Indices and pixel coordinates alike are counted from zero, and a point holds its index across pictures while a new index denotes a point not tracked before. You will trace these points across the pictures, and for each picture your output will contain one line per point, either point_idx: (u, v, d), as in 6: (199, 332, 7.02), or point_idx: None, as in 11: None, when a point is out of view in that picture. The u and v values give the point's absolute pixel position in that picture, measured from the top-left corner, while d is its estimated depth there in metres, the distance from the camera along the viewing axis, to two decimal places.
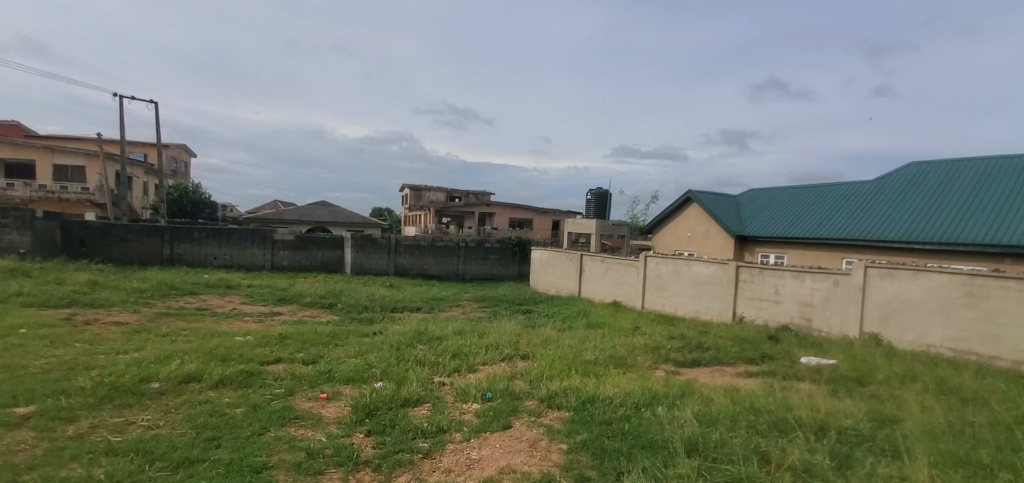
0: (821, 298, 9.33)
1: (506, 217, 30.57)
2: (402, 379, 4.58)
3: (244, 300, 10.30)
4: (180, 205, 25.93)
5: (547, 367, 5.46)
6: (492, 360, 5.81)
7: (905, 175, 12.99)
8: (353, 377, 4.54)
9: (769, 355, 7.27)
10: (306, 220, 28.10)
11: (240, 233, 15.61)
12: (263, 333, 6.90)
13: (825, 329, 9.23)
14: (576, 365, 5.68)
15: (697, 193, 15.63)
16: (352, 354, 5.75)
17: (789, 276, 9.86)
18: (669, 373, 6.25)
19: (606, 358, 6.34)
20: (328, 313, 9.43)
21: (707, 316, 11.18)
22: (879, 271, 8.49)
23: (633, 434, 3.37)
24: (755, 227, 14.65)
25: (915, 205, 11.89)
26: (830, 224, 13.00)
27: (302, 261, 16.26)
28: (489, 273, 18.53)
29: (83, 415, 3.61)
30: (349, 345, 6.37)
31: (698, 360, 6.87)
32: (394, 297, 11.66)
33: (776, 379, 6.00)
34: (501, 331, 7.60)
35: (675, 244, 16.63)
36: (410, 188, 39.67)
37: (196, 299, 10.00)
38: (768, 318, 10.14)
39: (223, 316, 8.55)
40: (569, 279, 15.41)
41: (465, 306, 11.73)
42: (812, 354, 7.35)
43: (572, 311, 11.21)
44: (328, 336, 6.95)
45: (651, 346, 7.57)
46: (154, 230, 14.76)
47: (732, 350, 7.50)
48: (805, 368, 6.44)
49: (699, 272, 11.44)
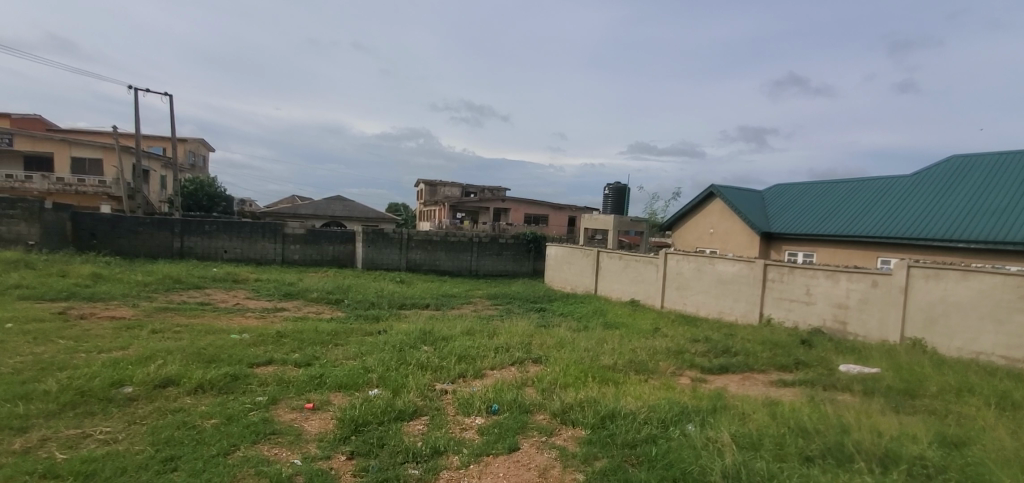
0: (857, 300, 8.68)
1: (521, 213, 30.05)
2: (400, 386, 4.13)
3: (248, 294, 9.98)
4: (195, 199, 25.92)
5: (560, 373, 4.97)
6: (501, 364, 5.34)
7: (946, 170, 12.22)
8: (346, 383, 4.10)
9: (804, 361, 6.68)
10: (321, 214, 27.94)
11: (251, 227, 15.36)
12: (260, 331, 6.51)
13: (861, 333, 8.60)
14: (593, 371, 5.18)
15: (721, 188, 14.96)
16: (351, 356, 5.31)
17: (822, 275, 9.21)
18: (695, 381, 5.72)
19: (625, 363, 5.83)
20: (333, 310, 9.04)
21: (731, 317, 10.59)
22: (924, 272, 7.82)
23: (660, 462, 2.87)
24: (782, 224, 13.96)
25: (959, 202, 11.12)
26: (866, 220, 12.25)
27: (313, 255, 15.97)
28: (503, 269, 18.07)
29: (39, 424, 3.25)
30: (349, 345, 5.95)
31: (725, 367, 6.32)
32: (402, 294, 11.25)
33: (815, 390, 5.43)
34: (512, 331, 7.14)
35: (696, 241, 15.98)
36: (425, 184, 39.38)
37: (199, 293, 9.69)
38: (798, 321, 9.51)
39: (224, 312, 8.22)
40: (585, 276, 14.88)
41: (477, 304, 11.26)
42: (851, 361, 6.75)
43: (588, 311, 10.67)
44: (328, 334, 6.55)
45: (674, 350, 7.02)
46: (164, 223, 14.58)
47: (763, 356, 6.91)
48: (847, 378, 5.85)
49: (723, 271, 10.83)
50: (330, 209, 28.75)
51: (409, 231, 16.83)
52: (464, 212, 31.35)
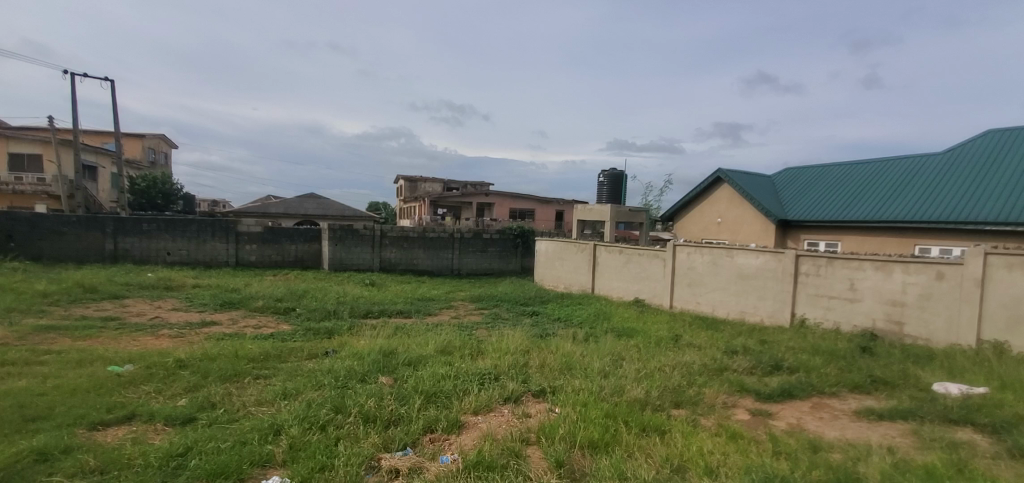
0: (917, 296, 7.19)
1: (506, 208, 28.38)
2: (318, 472, 2.44)
3: (177, 304, 8.13)
4: (149, 197, 23.60)
5: (578, 420, 3.33)
6: (487, 404, 3.68)
7: (985, 144, 10.83)
8: (224, 469, 2.44)
9: (883, 379, 5.14)
10: (293, 213, 25.90)
11: (198, 225, 13.40)
12: (157, 358, 4.73)
13: (923, 336, 7.12)
14: (624, 414, 3.55)
15: (729, 172, 13.48)
16: (264, 401, 3.60)
17: (871, 267, 7.73)
18: (759, 418, 4.12)
19: (662, 394, 4.22)
20: (279, 322, 7.26)
21: (755, 318, 9.09)
22: (1005, 260, 6.35)
23: None
24: (801, 210, 12.50)
25: (1010, 178, 9.72)
26: (899, 204, 10.85)
27: (272, 256, 14.10)
28: (488, 267, 16.42)
29: None
30: (275, 379, 4.22)
31: (787, 391, 4.76)
32: (369, 299, 9.47)
33: (932, 431, 3.87)
34: (504, 346, 5.50)
35: (701, 232, 14.50)
36: (404, 180, 37.25)
37: (112, 305, 7.82)
38: (841, 322, 8.02)
39: (132, 329, 6.42)
40: (580, 274, 13.26)
41: (458, 309, 9.56)
42: (941, 377, 5.24)
43: (589, 314, 9.03)
44: (255, 359, 4.82)
45: (713, 367, 5.43)
46: (94, 221, 12.59)
47: (827, 373, 5.35)
48: (961, 408, 4.30)
49: (744, 264, 9.31)
50: (302, 207, 26.73)
51: (382, 227, 15.04)
52: (446, 207, 29.29)
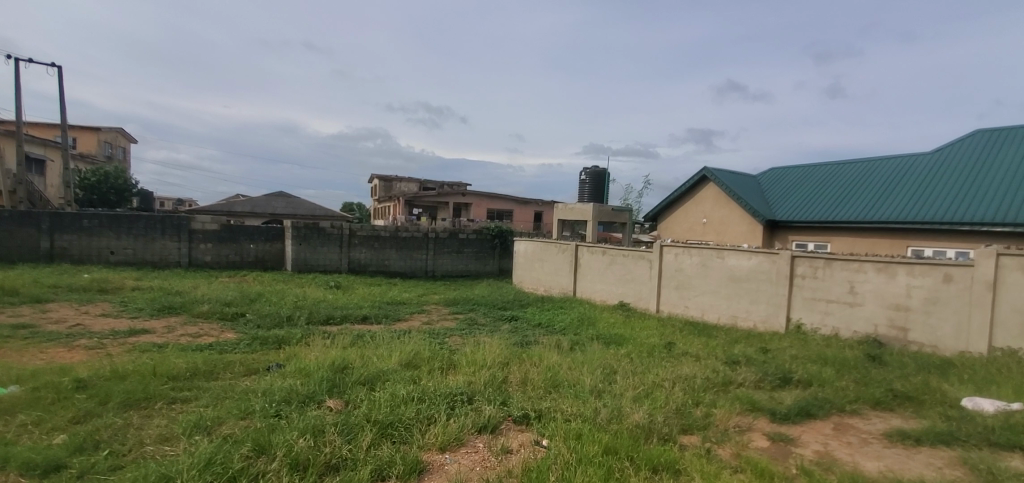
0: (922, 300, 6.72)
1: (483, 209, 27.62)
2: None
3: (108, 310, 7.16)
4: (101, 193, 22.11)
5: (572, 459, 2.62)
6: (457, 437, 2.94)
7: (976, 144, 10.52)
8: None
9: (906, 393, 4.57)
10: (260, 212, 24.68)
11: (146, 222, 12.30)
12: (53, 377, 3.86)
13: (929, 342, 6.65)
14: (630, 450, 2.84)
15: (714, 171, 13.00)
16: (169, 438, 2.79)
17: (872, 269, 7.23)
18: (781, 446, 3.48)
19: (669, 418, 3.54)
20: (224, 330, 6.38)
21: (747, 322, 8.56)
22: (1019, 261, 5.89)
23: None
24: (789, 211, 12.08)
25: (1004, 177, 9.38)
26: (890, 204, 10.46)
27: (230, 256, 13.07)
28: (463, 269, 15.64)
29: None
30: (195, 404, 3.40)
31: (805, 409, 4.14)
32: (332, 303, 8.63)
33: (984, 459, 3.29)
34: (480, 356, 4.77)
35: (686, 233, 14.01)
36: (379, 180, 36.26)
37: (30, 311, 6.82)
38: (840, 327, 7.52)
39: (44, 338, 5.48)
40: (561, 276, 12.61)
41: (430, 314, 8.78)
42: (966, 391, 4.70)
43: (573, 320, 8.36)
44: (178, 378, 3.98)
45: (717, 380, 4.80)
46: (27, 216, 11.41)
47: (843, 386, 4.78)
48: (1007, 428, 3.73)
49: (736, 266, 8.77)
50: (270, 206, 25.52)
51: (351, 225, 14.13)
52: (421, 207, 28.37)
